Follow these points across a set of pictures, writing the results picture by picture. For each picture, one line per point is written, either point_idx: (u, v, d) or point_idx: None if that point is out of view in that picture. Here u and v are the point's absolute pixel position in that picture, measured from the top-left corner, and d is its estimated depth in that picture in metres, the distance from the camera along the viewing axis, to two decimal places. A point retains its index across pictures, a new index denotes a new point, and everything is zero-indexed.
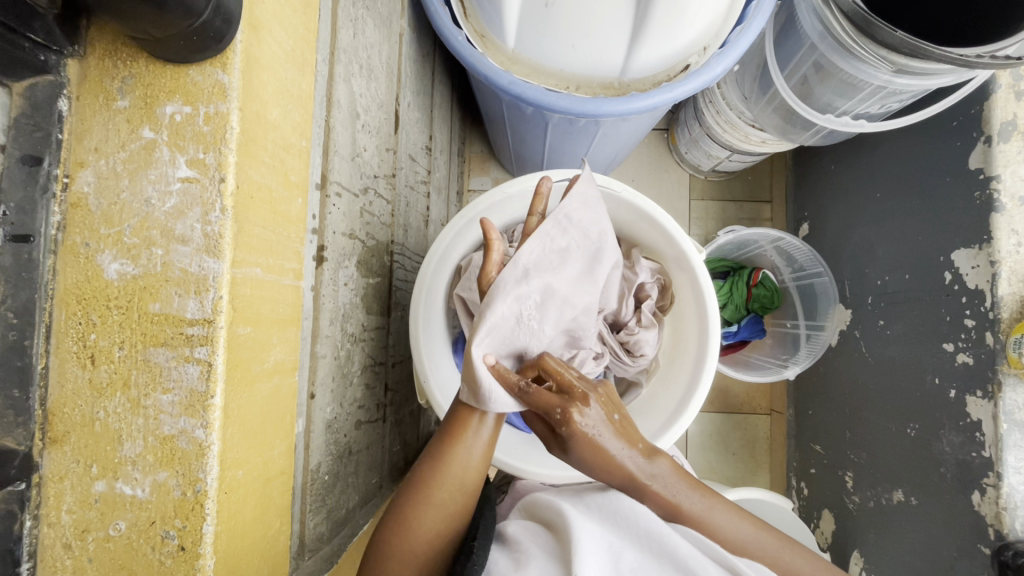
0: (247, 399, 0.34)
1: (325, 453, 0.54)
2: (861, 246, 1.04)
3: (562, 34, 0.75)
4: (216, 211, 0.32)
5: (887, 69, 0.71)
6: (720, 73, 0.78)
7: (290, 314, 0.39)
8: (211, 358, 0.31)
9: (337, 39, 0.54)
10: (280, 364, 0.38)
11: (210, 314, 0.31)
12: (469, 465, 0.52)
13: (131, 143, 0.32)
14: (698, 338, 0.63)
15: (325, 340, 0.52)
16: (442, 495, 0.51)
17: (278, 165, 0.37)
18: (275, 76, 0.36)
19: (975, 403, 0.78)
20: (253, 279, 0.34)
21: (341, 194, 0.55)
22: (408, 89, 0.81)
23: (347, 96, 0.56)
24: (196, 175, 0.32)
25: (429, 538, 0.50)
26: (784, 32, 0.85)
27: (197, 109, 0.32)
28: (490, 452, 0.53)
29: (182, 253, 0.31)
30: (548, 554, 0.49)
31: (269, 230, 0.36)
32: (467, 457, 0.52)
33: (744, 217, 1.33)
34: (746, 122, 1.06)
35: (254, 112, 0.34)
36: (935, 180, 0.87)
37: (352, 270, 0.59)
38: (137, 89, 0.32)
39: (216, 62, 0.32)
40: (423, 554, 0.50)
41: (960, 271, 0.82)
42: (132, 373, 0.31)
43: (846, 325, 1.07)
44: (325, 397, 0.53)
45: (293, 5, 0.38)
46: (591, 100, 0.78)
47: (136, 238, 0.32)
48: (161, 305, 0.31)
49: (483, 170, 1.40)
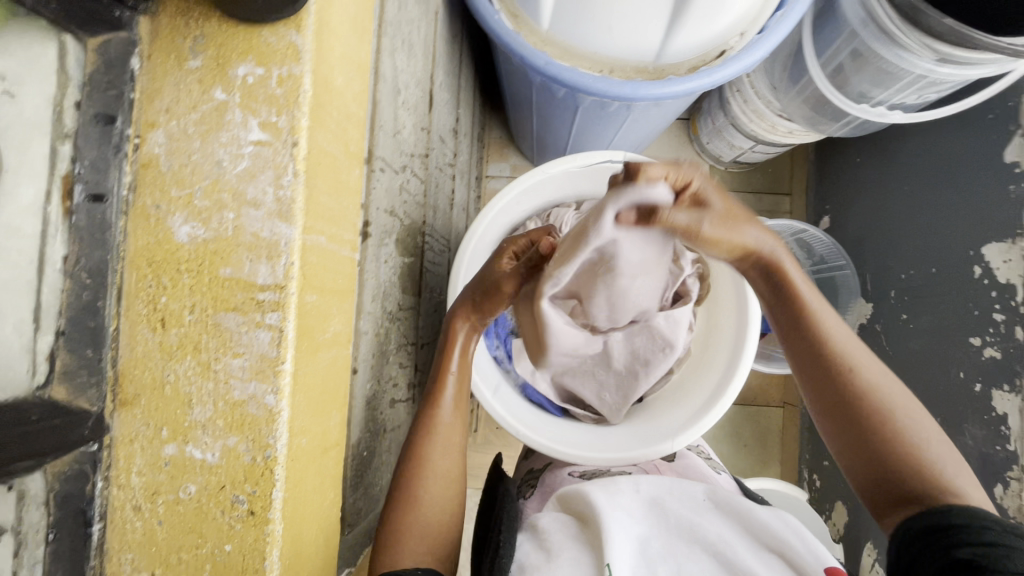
0: (312, 366, 0.34)
1: (364, 429, 0.54)
2: (885, 240, 1.04)
3: (600, 15, 0.74)
4: (288, 174, 0.31)
5: (930, 57, 0.70)
6: (759, 58, 0.77)
7: (347, 286, 0.39)
8: (282, 324, 0.31)
9: (384, 12, 0.53)
10: (338, 336, 0.38)
11: (281, 280, 0.31)
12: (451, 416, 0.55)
13: (202, 104, 0.31)
14: (736, 325, 0.62)
15: (368, 316, 0.52)
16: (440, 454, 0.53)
17: (340, 133, 0.37)
18: (341, 41, 0.36)
19: (1002, 397, 0.78)
20: (318, 247, 0.34)
21: (384, 169, 0.55)
22: (441, 69, 0.80)
23: (391, 71, 0.56)
24: (269, 139, 0.31)
25: (436, 508, 0.51)
26: (822, 18, 0.84)
27: (269, 71, 0.31)
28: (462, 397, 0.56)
29: (254, 218, 0.31)
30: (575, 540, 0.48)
31: (333, 199, 0.36)
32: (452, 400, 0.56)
33: (763, 210, 1.32)
34: (773, 112, 1.05)
35: (323, 77, 0.33)
36: (967, 173, 0.86)
37: (391, 248, 0.58)
38: (209, 49, 0.31)
39: (289, 23, 0.31)
40: (435, 523, 0.51)
41: (990, 265, 0.82)
42: (202, 337, 0.31)
43: (866, 319, 1.07)
44: (365, 372, 0.53)
45: None
46: (628, 82, 0.77)
47: (207, 201, 0.31)
48: (232, 270, 0.31)
49: (502, 157, 1.40)
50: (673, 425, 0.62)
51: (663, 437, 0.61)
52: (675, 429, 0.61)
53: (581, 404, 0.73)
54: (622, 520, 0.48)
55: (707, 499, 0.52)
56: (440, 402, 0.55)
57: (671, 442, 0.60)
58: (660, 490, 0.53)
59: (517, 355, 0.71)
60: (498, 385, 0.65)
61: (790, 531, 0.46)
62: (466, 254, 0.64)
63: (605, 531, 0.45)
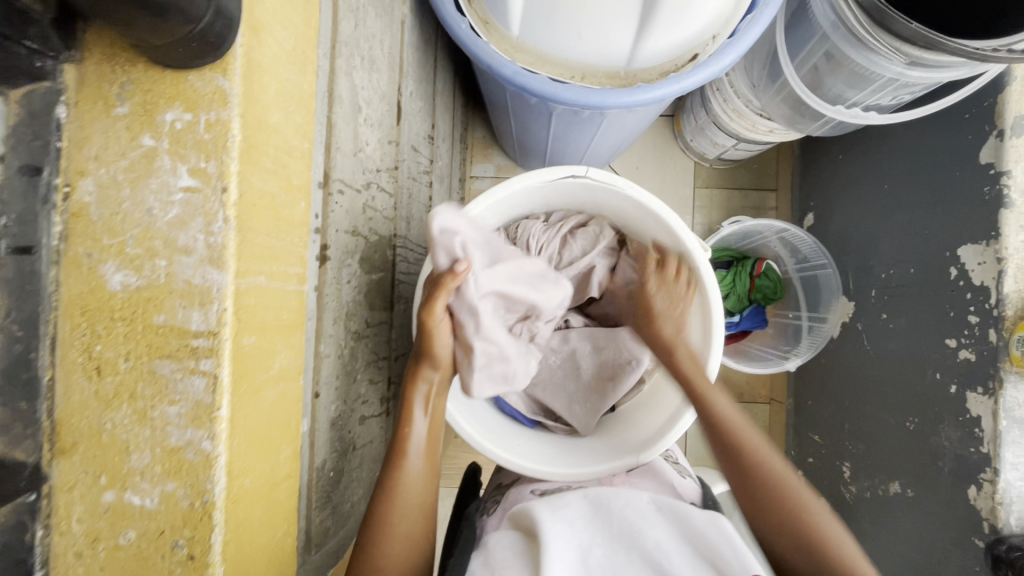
0: (253, 408, 0.34)
1: (330, 449, 0.55)
2: (865, 238, 1.04)
3: (568, 22, 0.73)
4: (219, 221, 0.31)
5: (901, 61, 0.70)
6: (728, 64, 0.76)
7: (294, 319, 0.40)
8: (216, 370, 0.31)
9: (339, 31, 0.52)
10: (285, 371, 0.38)
11: (214, 327, 0.31)
12: (418, 477, 0.55)
13: (131, 151, 0.31)
14: (702, 338, 0.63)
15: (329, 339, 0.53)
16: (402, 517, 0.53)
17: (279, 168, 0.37)
18: (276, 77, 0.36)
19: (976, 399, 0.79)
20: (257, 287, 0.34)
21: (344, 191, 0.55)
22: (410, 78, 0.80)
23: (349, 90, 0.55)
24: (199, 185, 0.31)
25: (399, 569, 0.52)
26: (795, 20, 0.83)
27: (197, 116, 0.31)
28: (429, 460, 0.57)
29: (186, 265, 0.31)
30: (518, 554, 0.48)
31: (272, 237, 0.36)
32: (416, 458, 0.56)
33: (749, 206, 1.36)
34: (754, 110, 1.05)
35: (255, 117, 0.33)
36: (945, 173, 0.86)
37: (355, 267, 0.58)
38: (137, 95, 0.31)
39: (217, 67, 0.31)
40: None
41: (966, 267, 0.81)
42: (138, 385, 0.31)
43: (849, 317, 1.08)
44: (329, 394, 0.54)
45: (293, 2, 0.37)
46: (597, 91, 0.76)
47: (138, 249, 0.31)
48: (165, 317, 0.31)
49: (485, 156, 1.40)
50: (640, 437, 0.62)
51: (630, 450, 0.61)
52: (641, 443, 0.61)
53: (553, 416, 0.73)
54: (563, 532, 0.48)
55: (651, 503, 0.53)
56: (403, 463, 0.55)
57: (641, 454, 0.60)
58: (611, 497, 0.54)
59: None
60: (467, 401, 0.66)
61: (723, 539, 0.48)
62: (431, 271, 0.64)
63: (543, 545, 0.46)
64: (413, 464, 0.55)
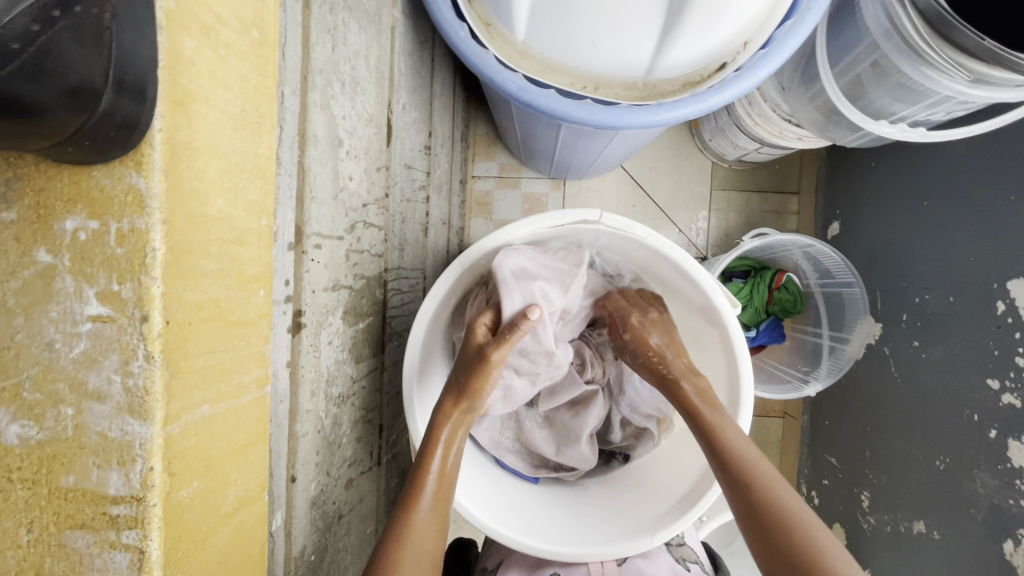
0: (196, 566, 0.28)
1: (311, 531, 0.49)
2: (898, 257, 0.96)
3: (582, 27, 0.64)
4: (139, 359, 0.24)
5: (963, 79, 0.61)
6: (762, 78, 0.67)
7: (253, 434, 0.33)
8: (142, 545, 0.25)
9: (311, 58, 0.44)
10: (243, 497, 0.33)
11: (139, 490, 0.25)
12: (431, 521, 0.51)
13: (23, 269, 0.24)
14: (726, 405, 0.57)
15: (307, 416, 0.47)
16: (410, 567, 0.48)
17: (225, 263, 0.30)
18: (215, 152, 0.28)
19: (1019, 449, 0.73)
20: (200, 420, 0.28)
21: (321, 244, 0.48)
22: (403, 88, 0.71)
23: (326, 124, 0.48)
24: (111, 313, 0.24)
25: None
26: (841, 20, 0.73)
27: (106, 225, 0.24)
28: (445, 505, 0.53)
29: (98, 413, 0.25)
30: None
31: (218, 352, 0.29)
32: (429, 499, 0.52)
33: (769, 209, 1.28)
34: (782, 115, 0.96)
35: (185, 215, 0.26)
36: (997, 197, 0.78)
37: (337, 324, 0.51)
38: (27, 196, 0.24)
39: (127, 160, 0.24)
40: None
41: (1016, 302, 0.74)
42: (45, 560, 0.25)
43: (876, 339, 1.01)
44: (308, 473, 0.48)
45: (238, 51, 0.30)
46: (612, 109, 0.67)
47: (38, 394, 0.25)
48: (76, 478, 0.25)
49: (489, 155, 1.31)
50: (648, 517, 0.59)
51: (642, 531, 0.58)
52: (645, 523, 0.59)
53: (555, 465, 0.72)
54: None
55: None
56: (415, 505, 0.51)
57: (654, 537, 0.57)
58: None
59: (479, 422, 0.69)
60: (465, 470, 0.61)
61: None
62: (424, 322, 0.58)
63: None
64: (426, 507, 0.52)
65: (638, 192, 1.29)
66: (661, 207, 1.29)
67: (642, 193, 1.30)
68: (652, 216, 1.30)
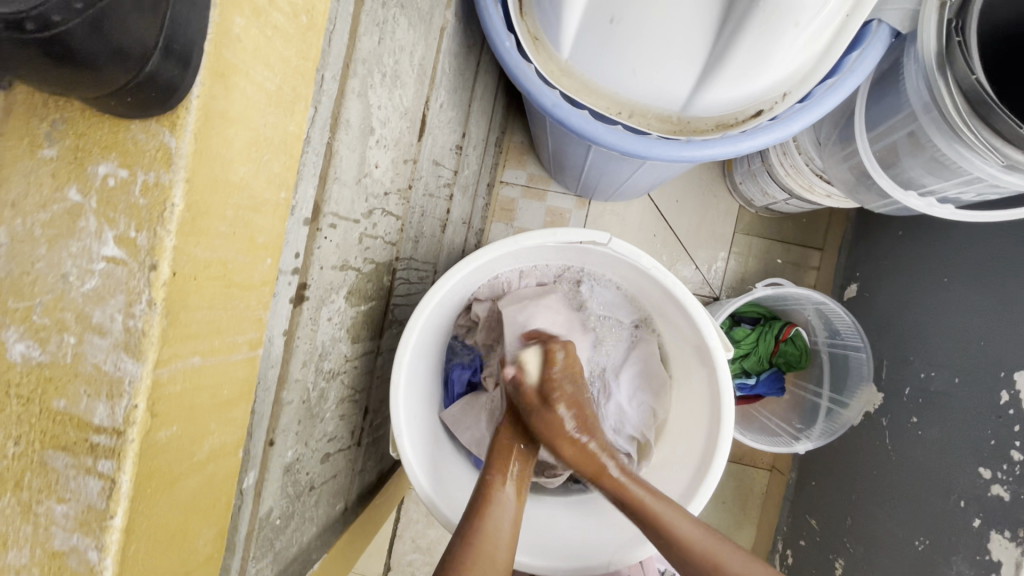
0: (162, 506, 0.30)
1: (279, 497, 0.51)
2: (911, 330, 0.95)
3: (623, 56, 0.66)
4: (142, 303, 0.26)
5: (997, 163, 0.61)
6: (795, 132, 0.67)
7: (238, 392, 0.35)
8: (115, 475, 0.26)
9: (357, 48, 0.46)
10: (217, 450, 0.34)
11: (121, 424, 0.26)
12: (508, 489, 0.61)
13: (53, 204, 0.26)
14: (703, 449, 0.59)
15: (295, 384, 0.48)
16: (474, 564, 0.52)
17: (238, 227, 0.31)
18: (247, 125, 0.30)
19: (999, 543, 0.71)
20: (189, 370, 0.30)
21: (337, 224, 0.49)
22: (443, 88, 0.73)
23: (360, 112, 0.49)
24: (124, 257, 0.26)
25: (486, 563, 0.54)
26: (884, 86, 0.73)
27: (134, 174, 0.26)
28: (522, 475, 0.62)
29: (97, 347, 0.26)
30: None
31: (216, 309, 0.31)
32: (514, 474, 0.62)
33: (790, 260, 1.27)
34: (813, 170, 0.96)
35: (209, 178, 0.28)
36: (1015, 285, 0.77)
37: (339, 303, 0.53)
38: (68, 138, 0.26)
39: (163, 119, 0.26)
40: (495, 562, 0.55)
41: (1020, 394, 0.73)
42: (25, 474, 0.27)
43: (873, 409, 0.99)
44: (286, 441, 0.50)
45: (285, 34, 0.31)
46: (641, 139, 0.69)
47: (46, 318, 0.27)
48: (66, 403, 0.27)
49: (520, 163, 1.32)
50: (622, 536, 0.62)
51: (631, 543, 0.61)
52: (618, 543, 0.62)
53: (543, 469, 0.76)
54: None
55: None
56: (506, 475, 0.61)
57: (624, 555, 0.60)
58: None
59: (455, 425, 0.71)
60: (425, 440, 0.63)
61: None
62: (432, 302, 0.60)
63: None
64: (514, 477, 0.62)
65: (661, 222, 1.30)
66: (681, 240, 1.29)
67: (664, 225, 1.30)
68: (670, 248, 1.30)
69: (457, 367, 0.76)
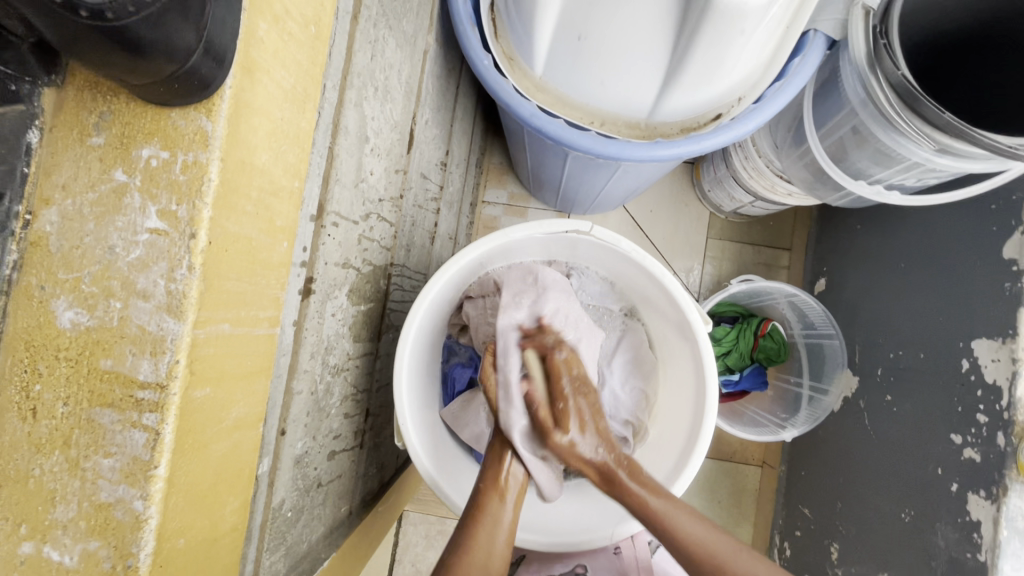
0: (197, 465, 0.32)
1: (290, 489, 0.52)
2: (877, 316, 1.01)
3: (592, 70, 0.72)
4: (183, 268, 0.29)
5: (930, 147, 0.69)
6: (751, 130, 0.73)
7: (259, 365, 0.38)
8: (159, 427, 0.29)
9: (352, 63, 0.51)
10: (241, 420, 0.36)
11: (163, 379, 0.29)
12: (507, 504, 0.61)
13: (101, 184, 0.30)
14: (691, 419, 0.63)
15: (303, 375, 0.51)
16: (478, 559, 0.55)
17: (261, 209, 0.35)
18: (267, 116, 0.34)
19: (977, 502, 0.75)
20: (220, 335, 0.32)
21: (338, 223, 0.53)
22: (428, 106, 0.78)
23: (357, 121, 0.54)
24: (166, 228, 0.29)
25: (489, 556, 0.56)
26: (826, 89, 0.81)
27: (175, 155, 0.30)
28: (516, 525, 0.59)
29: (141, 310, 0.29)
30: None
31: (244, 281, 0.34)
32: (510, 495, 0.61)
33: (761, 261, 1.34)
34: (774, 172, 1.03)
35: (238, 159, 0.31)
36: (965, 263, 0.84)
37: (341, 300, 0.56)
38: (115, 126, 0.30)
39: (201, 106, 0.30)
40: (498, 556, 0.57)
41: (978, 361, 0.79)
42: (74, 431, 0.30)
43: (851, 393, 1.04)
44: (296, 432, 0.52)
45: (298, 39, 0.36)
46: (613, 142, 0.74)
47: (94, 287, 0.30)
48: (113, 362, 0.29)
49: (500, 183, 1.38)
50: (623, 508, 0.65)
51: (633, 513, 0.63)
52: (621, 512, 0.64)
53: None
54: None
55: None
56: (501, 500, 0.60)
57: (622, 529, 0.63)
58: None
59: (456, 421, 0.73)
60: (429, 432, 0.66)
61: None
62: (428, 295, 0.64)
63: None
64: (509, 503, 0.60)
65: (638, 232, 1.36)
66: (658, 248, 1.35)
67: (641, 234, 1.36)
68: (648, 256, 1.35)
69: (457, 366, 0.79)
